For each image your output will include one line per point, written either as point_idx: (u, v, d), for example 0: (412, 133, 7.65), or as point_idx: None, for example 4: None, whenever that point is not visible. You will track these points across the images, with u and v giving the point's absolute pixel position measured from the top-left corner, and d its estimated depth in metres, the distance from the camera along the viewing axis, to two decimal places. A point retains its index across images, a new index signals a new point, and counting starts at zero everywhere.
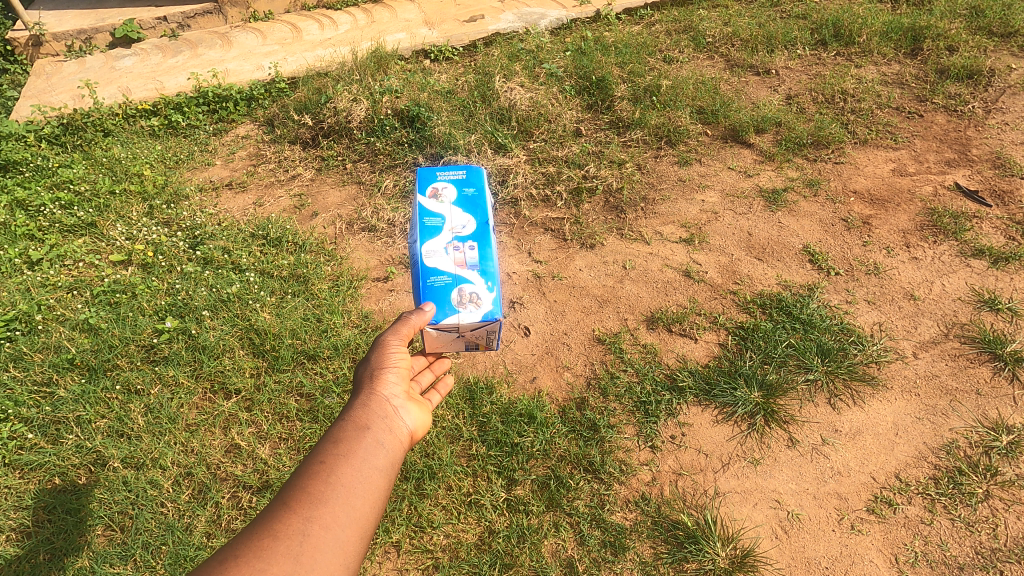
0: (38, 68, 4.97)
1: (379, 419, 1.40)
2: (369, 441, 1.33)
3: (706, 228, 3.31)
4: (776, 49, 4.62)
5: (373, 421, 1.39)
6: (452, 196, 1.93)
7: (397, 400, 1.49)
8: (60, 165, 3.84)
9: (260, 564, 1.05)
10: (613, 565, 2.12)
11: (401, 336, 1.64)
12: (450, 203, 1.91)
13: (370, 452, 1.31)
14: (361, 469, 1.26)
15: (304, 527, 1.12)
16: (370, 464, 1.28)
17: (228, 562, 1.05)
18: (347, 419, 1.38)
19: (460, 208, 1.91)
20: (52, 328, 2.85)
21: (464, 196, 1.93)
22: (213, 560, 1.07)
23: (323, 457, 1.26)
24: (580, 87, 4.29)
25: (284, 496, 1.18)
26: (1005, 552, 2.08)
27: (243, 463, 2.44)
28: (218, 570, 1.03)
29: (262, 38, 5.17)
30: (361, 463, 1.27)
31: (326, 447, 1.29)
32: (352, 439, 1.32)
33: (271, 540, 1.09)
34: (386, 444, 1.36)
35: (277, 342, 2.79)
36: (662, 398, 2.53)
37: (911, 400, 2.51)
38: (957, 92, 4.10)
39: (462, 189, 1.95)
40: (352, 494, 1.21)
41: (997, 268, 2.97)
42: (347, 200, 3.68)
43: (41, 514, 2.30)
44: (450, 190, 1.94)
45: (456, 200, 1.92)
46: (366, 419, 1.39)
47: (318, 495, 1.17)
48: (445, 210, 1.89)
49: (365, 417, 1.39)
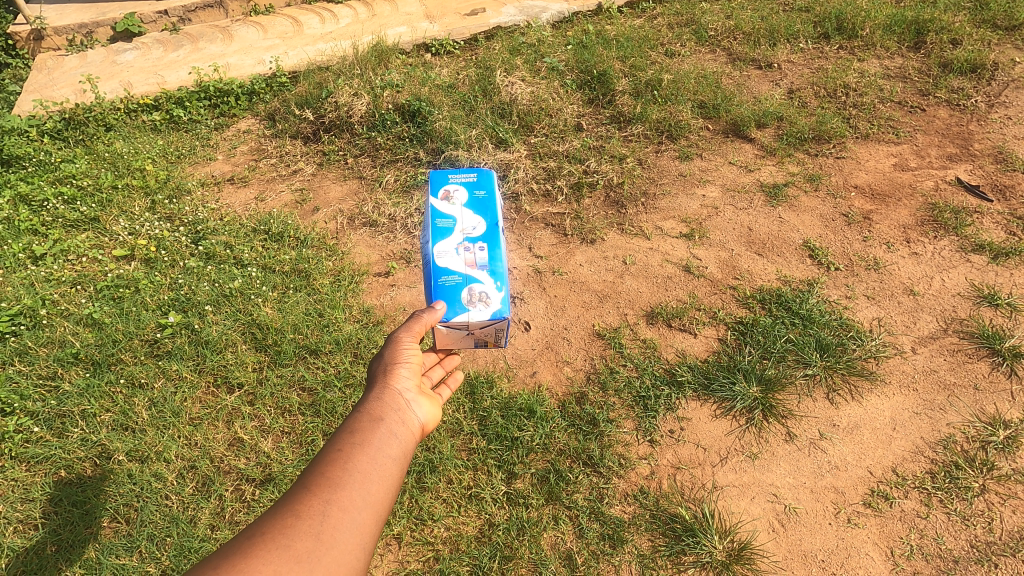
0: (39, 62, 4.97)
1: (393, 411, 1.43)
2: (384, 431, 1.35)
3: (706, 224, 3.31)
4: (778, 42, 4.61)
5: (387, 412, 1.41)
6: (463, 199, 1.95)
7: (410, 393, 1.51)
8: (62, 160, 3.85)
9: (283, 541, 1.08)
10: (612, 557, 2.14)
11: (414, 333, 1.64)
12: (461, 206, 1.93)
13: (385, 441, 1.33)
14: (377, 456, 1.29)
15: (324, 509, 1.15)
16: (386, 452, 1.31)
17: (254, 539, 1.08)
18: (362, 410, 1.40)
19: (472, 210, 1.92)
20: (56, 323, 2.87)
21: (475, 198, 1.95)
22: (238, 539, 1.10)
23: (340, 445, 1.29)
24: (581, 81, 4.28)
25: (304, 480, 1.21)
26: (1000, 545, 2.10)
27: (246, 457, 2.47)
28: (243, 547, 1.07)
29: (263, 32, 5.17)
30: (377, 452, 1.29)
31: (343, 436, 1.32)
32: (368, 429, 1.34)
33: (293, 520, 1.12)
34: (400, 435, 1.38)
35: (279, 337, 2.81)
36: (661, 393, 2.55)
37: (910, 394, 2.52)
38: (960, 86, 4.09)
39: (473, 192, 1.97)
40: (368, 480, 1.24)
41: (997, 263, 2.98)
42: (348, 195, 3.69)
43: (48, 506, 2.34)
44: (461, 193, 1.96)
45: (467, 202, 1.94)
46: (381, 411, 1.41)
47: (337, 479, 1.21)
48: (457, 212, 1.91)
49: (379, 408, 1.42)
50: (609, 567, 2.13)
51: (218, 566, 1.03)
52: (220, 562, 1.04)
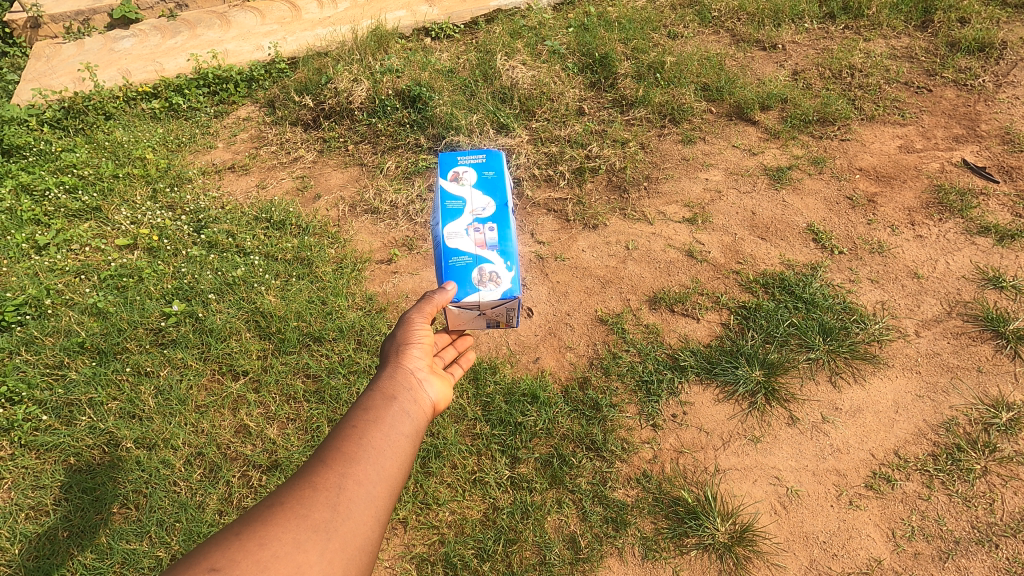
0: (37, 50, 4.93)
1: (405, 390, 1.44)
2: (396, 408, 1.36)
3: (709, 208, 3.29)
4: (782, 23, 4.55)
5: (400, 391, 1.42)
6: (466, 184, 1.93)
7: (422, 372, 1.53)
8: (62, 149, 3.84)
9: (301, 511, 1.11)
10: (615, 540, 2.16)
11: (425, 314, 1.65)
12: (464, 190, 1.92)
13: (398, 418, 1.34)
14: (389, 433, 1.30)
15: (341, 481, 1.17)
16: (398, 429, 1.32)
17: (273, 508, 1.11)
18: (375, 389, 1.42)
19: (474, 193, 1.91)
20: (61, 313, 2.88)
21: (477, 180, 1.94)
22: (258, 508, 1.13)
23: (354, 421, 1.30)
24: (583, 64, 4.25)
25: (320, 454, 1.24)
26: (1001, 526, 2.11)
27: (252, 443, 2.48)
28: (263, 516, 1.10)
29: (261, 17, 5.11)
30: (389, 429, 1.31)
31: (357, 412, 1.33)
32: (380, 406, 1.36)
33: (310, 491, 1.15)
34: (412, 413, 1.39)
35: (282, 324, 2.83)
36: (664, 377, 2.56)
37: (912, 377, 2.53)
38: (968, 66, 4.03)
39: (474, 175, 1.95)
40: (382, 455, 1.25)
41: (1002, 245, 2.95)
42: (349, 181, 3.68)
43: (59, 494, 2.37)
44: (463, 178, 1.94)
45: (470, 186, 1.93)
46: (393, 390, 1.42)
47: (352, 453, 1.22)
48: (462, 196, 1.90)
49: (392, 387, 1.43)
50: (613, 549, 2.15)
51: (240, 533, 1.06)
52: (243, 529, 1.07)
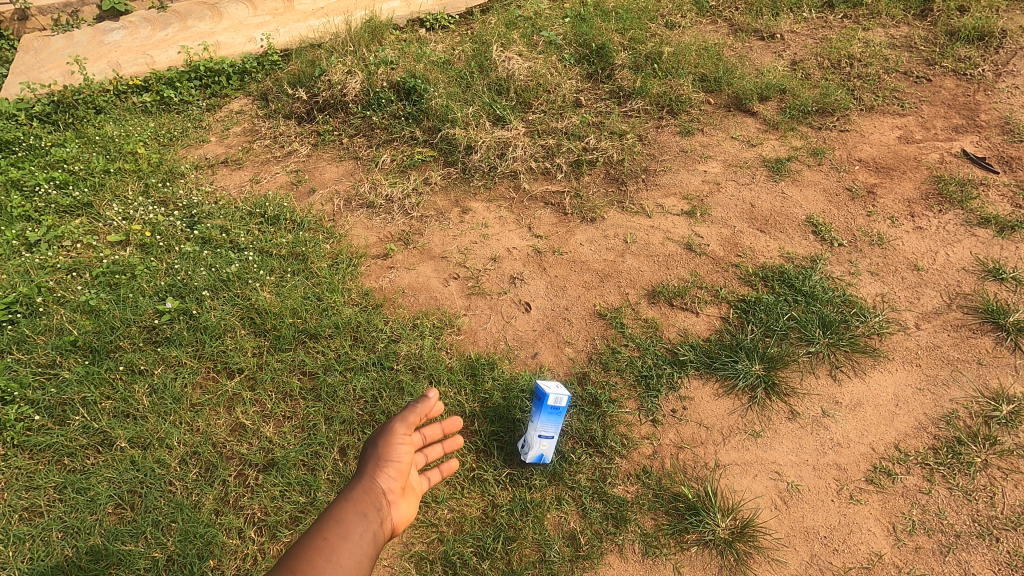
0: (24, 42, 4.83)
1: (374, 510, 1.47)
2: (359, 533, 1.39)
3: (708, 201, 3.26)
4: (781, 12, 4.51)
5: (369, 510, 1.46)
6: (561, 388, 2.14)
7: (394, 490, 1.56)
8: (53, 144, 3.78)
9: None
10: (615, 537, 2.15)
11: (410, 424, 1.70)
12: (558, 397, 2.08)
13: (357, 544, 1.37)
14: (345, 560, 1.32)
15: None
16: (354, 556, 1.34)
17: None
18: (345, 504, 1.45)
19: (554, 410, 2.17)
20: (52, 311, 2.83)
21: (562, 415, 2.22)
22: None
23: (316, 540, 1.33)
24: (580, 55, 4.21)
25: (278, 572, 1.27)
26: (1002, 519, 2.10)
27: (248, 442, 2.45)
28: None
29: (253, 8, 5.03)
30: (346, 556, 1.33)
31: (322, 528, 1.37)
32: (346, 527, 1.39)
33: None
34: (373, 537, 1.42)
35: (278, 321, 2.79)
36: (663, 372, 2.55)
37: (912, 370, 2.51)
38: (967, 55, 4.00)
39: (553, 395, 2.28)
40: None
41: (1002, 237, 2.94)
42: (344, 175, 3.64)
43: (52, 494, 2.32)
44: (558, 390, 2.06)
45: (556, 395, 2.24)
46: (363, 508, 1.45)
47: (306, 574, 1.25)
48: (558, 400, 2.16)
49: (362, 505, 1.46)
50: (613, 546, 2.13)
51: None
52: None
